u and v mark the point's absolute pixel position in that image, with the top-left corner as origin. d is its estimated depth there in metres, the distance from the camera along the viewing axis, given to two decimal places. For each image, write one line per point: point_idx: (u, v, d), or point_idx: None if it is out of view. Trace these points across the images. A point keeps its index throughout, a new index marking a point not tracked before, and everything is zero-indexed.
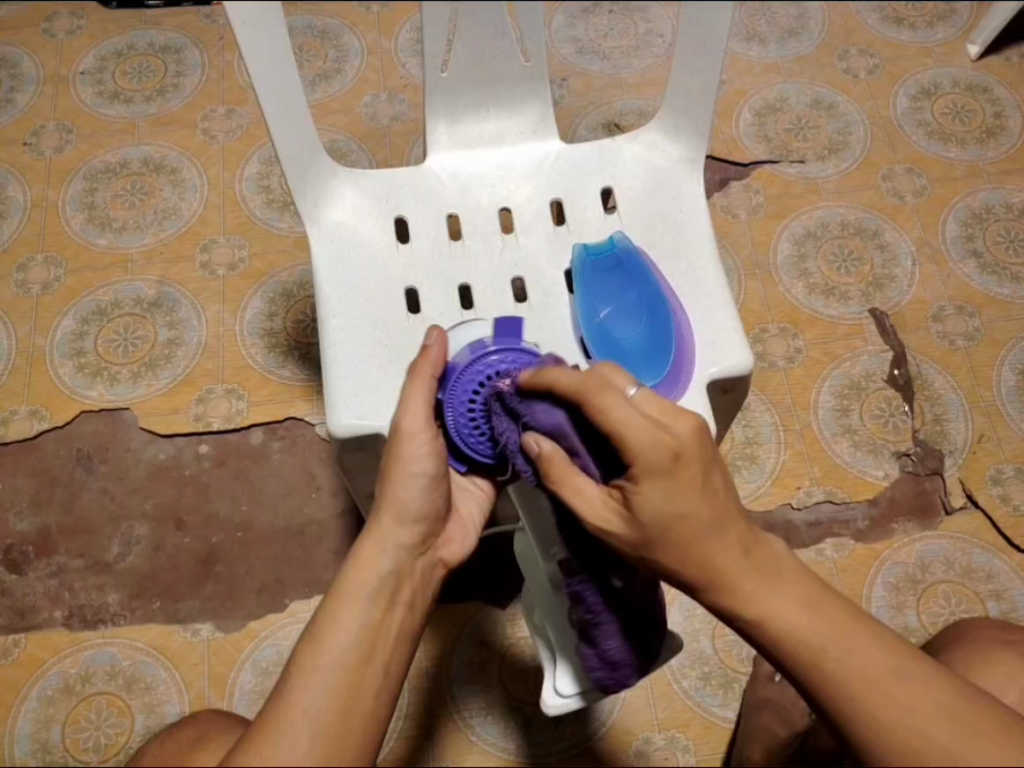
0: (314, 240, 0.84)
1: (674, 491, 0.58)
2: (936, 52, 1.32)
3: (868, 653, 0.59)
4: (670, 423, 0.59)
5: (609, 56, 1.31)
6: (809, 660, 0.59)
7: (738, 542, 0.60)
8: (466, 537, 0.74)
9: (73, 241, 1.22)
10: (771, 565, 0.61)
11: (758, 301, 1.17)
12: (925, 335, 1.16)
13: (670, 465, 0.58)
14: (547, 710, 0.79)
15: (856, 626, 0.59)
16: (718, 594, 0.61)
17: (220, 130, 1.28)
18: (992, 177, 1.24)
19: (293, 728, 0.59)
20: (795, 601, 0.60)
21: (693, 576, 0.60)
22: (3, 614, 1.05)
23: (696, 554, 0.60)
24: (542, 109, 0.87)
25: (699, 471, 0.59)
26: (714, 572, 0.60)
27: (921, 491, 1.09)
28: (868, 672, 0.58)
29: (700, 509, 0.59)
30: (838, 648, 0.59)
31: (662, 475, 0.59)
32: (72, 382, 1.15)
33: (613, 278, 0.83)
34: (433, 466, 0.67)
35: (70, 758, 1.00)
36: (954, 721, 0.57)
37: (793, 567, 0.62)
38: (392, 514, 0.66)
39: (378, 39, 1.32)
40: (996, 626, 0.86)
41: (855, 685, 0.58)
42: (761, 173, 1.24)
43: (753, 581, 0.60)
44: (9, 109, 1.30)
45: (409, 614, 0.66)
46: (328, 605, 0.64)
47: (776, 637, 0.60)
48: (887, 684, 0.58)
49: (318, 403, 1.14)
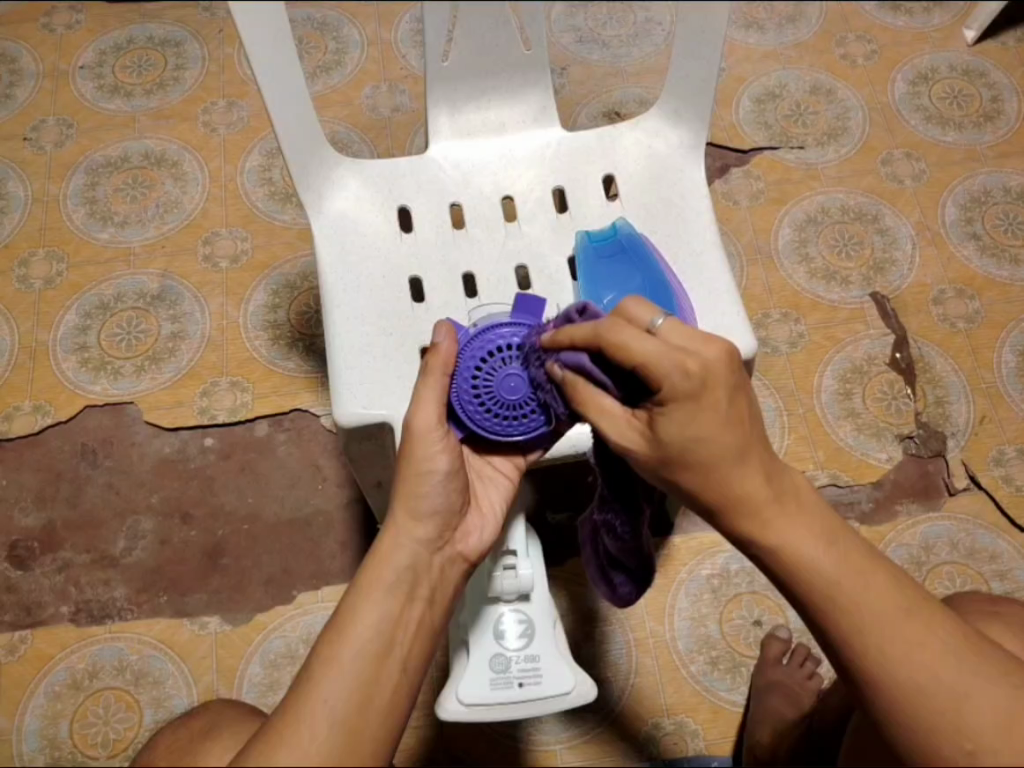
0: (318, 230, 0.84)
1: (692, 416, 0.55)
2: (933, 37, 1.33)
3: (883, 590, 0.57)
4: (696, 348, 0.55)
5: (608, 44, 1.31)
6: (826, 593, 0.57)
7: (762, 468, 0.56)
8: (486, 531, 0.72)
9: (75, 235, 1.22)
10: (795, 495, 0.57)
11: (760, 286, 1.18)
12: (925, 318, 1.16)
13: (696, 391, 0.55)
14: (443, 715, 0.79)
15: (875, 563, 0.57)
16: (735, 517, 0.57)
17: (221, 123, 1.28)
18: (990, 160, 1.25)
19: (312, 721, 0.57)
20: (814, 532, 0.57)
21: (712, 497, 0.57)
22: (10, 609, 1.05)
23: (717, 479, 0.56)
24: (543, 97, 0.87)
25: (726, 397, 0.55)
26: (733, 498, 0.56)
27: (924, 473, 1.09)
28: (884, 607, 0.57)
29: (725, 435, 0.55)
30: (856, 582, 0.57)
31: (688, 399, 0.55)
32: (76, 377, 1.15)
33: (617, 265, 0.82)
34: (446, 460, 0.67)
35: (79, 754, 1.00)
36: (959, 664, 0.57)
37: (810, 497, 0.58)
38: (407, 508, 0.66)
39: (377, 30, 1.32)
40: (983, 597, 0.86)
41: (867, 620, 0.57)
42: (761, 159, 1.25)
43: (774, 510, 0.56)
44: (9, 104, 1.29)
45: (428, 609, 0.65)
46: (350, 599, 0.64)
47: (793, 567, 0.57)
48: (899, 623, 0.57)
49: (323, 394, 1.14)
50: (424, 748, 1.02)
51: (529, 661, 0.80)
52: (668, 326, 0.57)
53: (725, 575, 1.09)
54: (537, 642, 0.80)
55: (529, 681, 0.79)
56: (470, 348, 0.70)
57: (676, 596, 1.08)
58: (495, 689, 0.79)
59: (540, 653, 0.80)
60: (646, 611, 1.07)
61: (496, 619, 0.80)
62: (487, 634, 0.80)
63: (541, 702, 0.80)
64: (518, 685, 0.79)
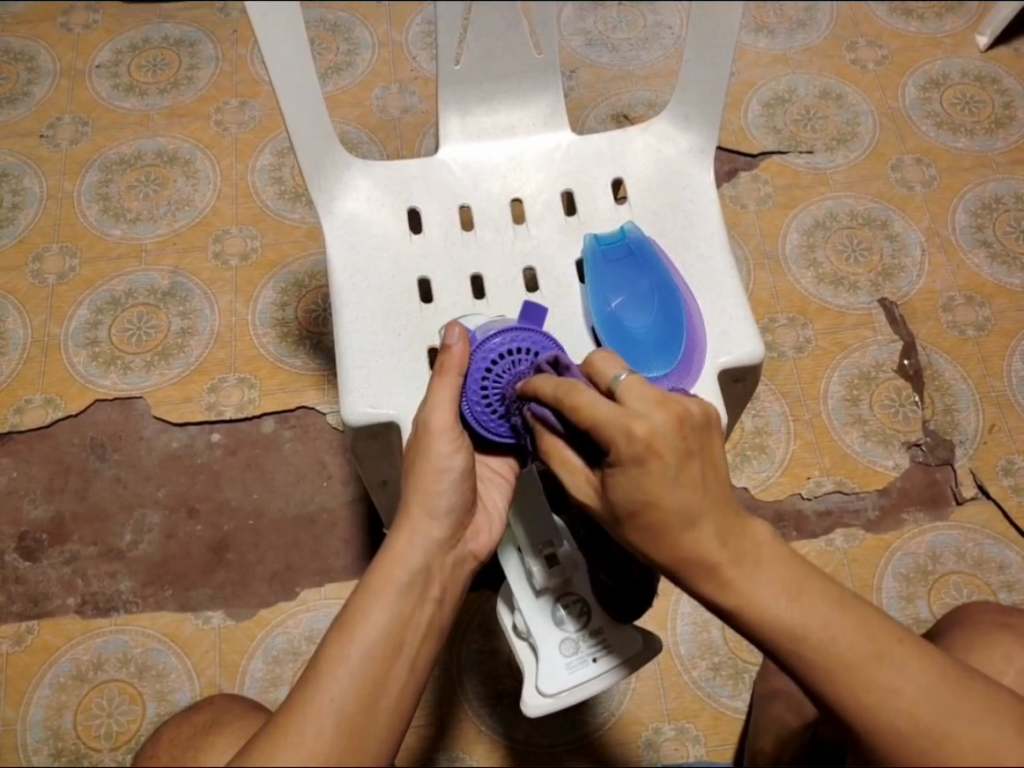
0: (328, 229, 0.84)
1: (642, 479, 0.55)
2: (945, 43, 1.33)
3: (851, 636, 0.56)
4: (649, 412, 0.55)
5: (618, 47, 1.31)
6: (793, 646, 0.56)
7: (716, 529, 0.56)
8: (495, 529, 0.73)
9: (88, 232, 1.23)
10: (753, 553, 0.56)
11: (767, 291, 1.18)
12: (934, 325, 1.16)
13: (641, 455, 0.55)
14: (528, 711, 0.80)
15: (842, 609, 0.56)
16: (696, 580, 0.57)
17: (233, 122, 1.29)
18: (1001, 167, 1.24)
19: (318, 721, 0.56)
20: (776, 586, 0.56)
21: (668, 560, 0.57)
22: (17, 600, 1.06)
23: (671, 545, 0.56)
24: (553, 100, 0.87)
25: (673, 463, 0.55)
26: (690, 560, 0.56)
27: (932, 482, 1.09)
28: (853, 656, 0.55)
29: (674, 499, 0.55)
30: (821, 632, 0.55)
31: (633, 463, 0.55)
32: (86, 371, 1.16)
33: (625, 268, 0.83)
34: (462, 460, 0.68)
35: (82, 745, 1.00)
36: (938, 704, 0.55)
37: (772, 546, 0.57)
38: (422, 506, 0.66)
39: (389, 31, 1.33)
40: (993, 608, 0.86)
41: (837, 669, 0.55)
42: (771, 164, 1.25)
43: (733, 569, 0.56)
44: (25, 101, 1.31)
45: (437, 609, 0.65)
46: (359, 598, 0.63)
47: (760, 625, 0.56)
48: (868, 670, 0.55)
49: (329, 392, 1.14)
50: (424, 748, 1.02)
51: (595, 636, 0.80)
52: (627, 386, 0.58)
53: None
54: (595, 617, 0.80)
55: (601, 653, 0.80)
56: (480, 351, 0.71)
57: (678, 601, 1.08)
58: (572, 671, 0.79)
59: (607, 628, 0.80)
60: (648, 615, 1.07)
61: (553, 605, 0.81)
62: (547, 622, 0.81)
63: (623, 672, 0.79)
64: (592, 660, 0.79)
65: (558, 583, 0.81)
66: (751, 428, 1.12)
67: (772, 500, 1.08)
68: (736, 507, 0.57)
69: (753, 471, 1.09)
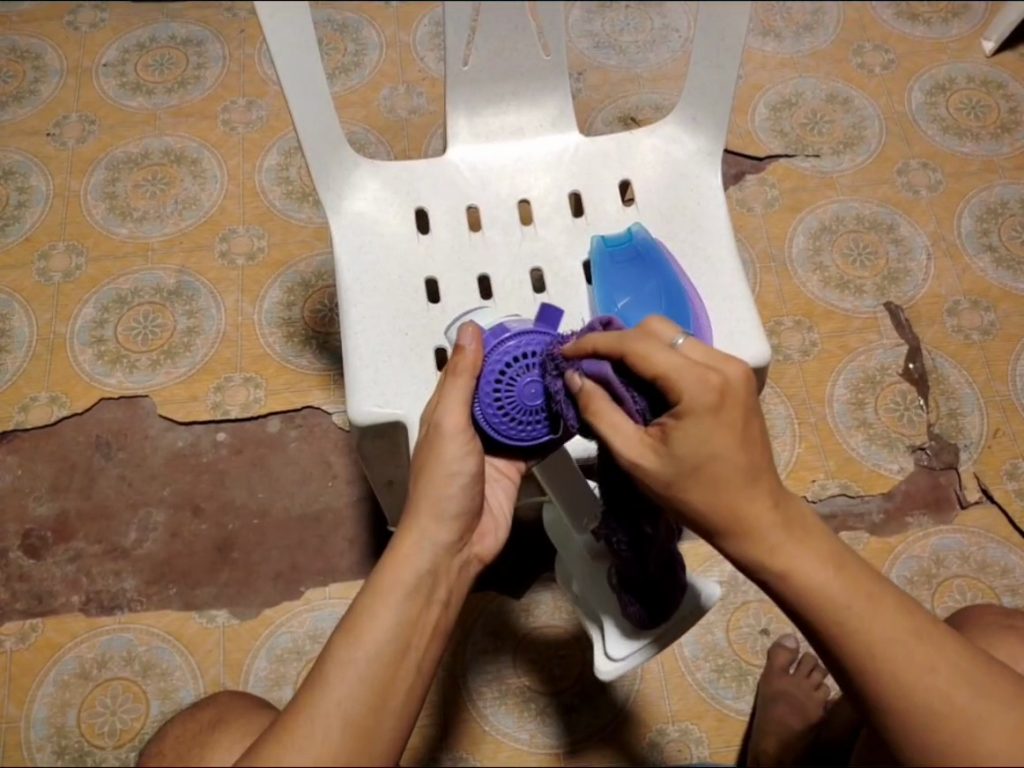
0: (335, 229, 0.84)
1: (707, 433, 0.58)
2: (951, 48, 1.33)
3: (887, 618, 0.60)
4: (718, 366, 0.58)
5: (625, 50, 1.32)
6: (830, 620, 0.60)
7: (769, 496, 0.60)
8: (498, 530, 0.74)
9: (95, 230, 1.23)
10: (800, 524, 0.61)
11: (773, 293, 1.18)
12: (940, 329, 1.16)
13: (710, 404, 0.57)
14: (601, 676, 0.81)
15: (877, 592, 0.61)
16: (745, 544, 0.60)
17: (240, 122, 1.29)
18: (1007, 172, 1.24)
19: (324, 724, 0.58)
20: (818, 559, 0.60)
21: (722, 524, 0.60)
22: (22, 598, 1.06)
23: (726, 502, 0.59)
24: (561, 102, 0.87)
25: (737, 419, 0.58)
26: (741, 521, 0.60)
27: (936, 485, 1.09)
28: (889, 636, 0.60)
29: (735, 457, 0.58)
30: (860, 608, 0.60)
31: (698, 416, 0.57)
32: (92, 369, 1.16)
33: (632, 269, 0.82)
34: (473, 464, 0.67)
35: (86, 743, 1.00)
36: (966, 688, 0.60)
37: (816, 526, 0.62)
38: (430, 509, 0.65)
39: (396, 32, 1.33)
40: (998, 612, 0.86)
41: (872, 647, 0.60)
42: (777, 167, 1.25)
43: (782, 536, 0.60)
44: (33, 100, 1.31)
45: (444, 611, 0.65)
46: (366, 598, 0.63)
47: (802, 593, 0.60)
48: (907, 648, 0.60)
49: (335, 392, 1.14)
50: (428, 747, 1.02)
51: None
52: (688, 344, 0.60)
53: (733, 582, 1.09)
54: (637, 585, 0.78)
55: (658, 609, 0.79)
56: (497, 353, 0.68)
57: None
58: (636, 632, 0.80)
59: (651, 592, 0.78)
60: None
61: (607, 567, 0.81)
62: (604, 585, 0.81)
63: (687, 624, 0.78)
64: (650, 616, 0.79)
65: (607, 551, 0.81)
66: None
67: None
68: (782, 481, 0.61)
69: None
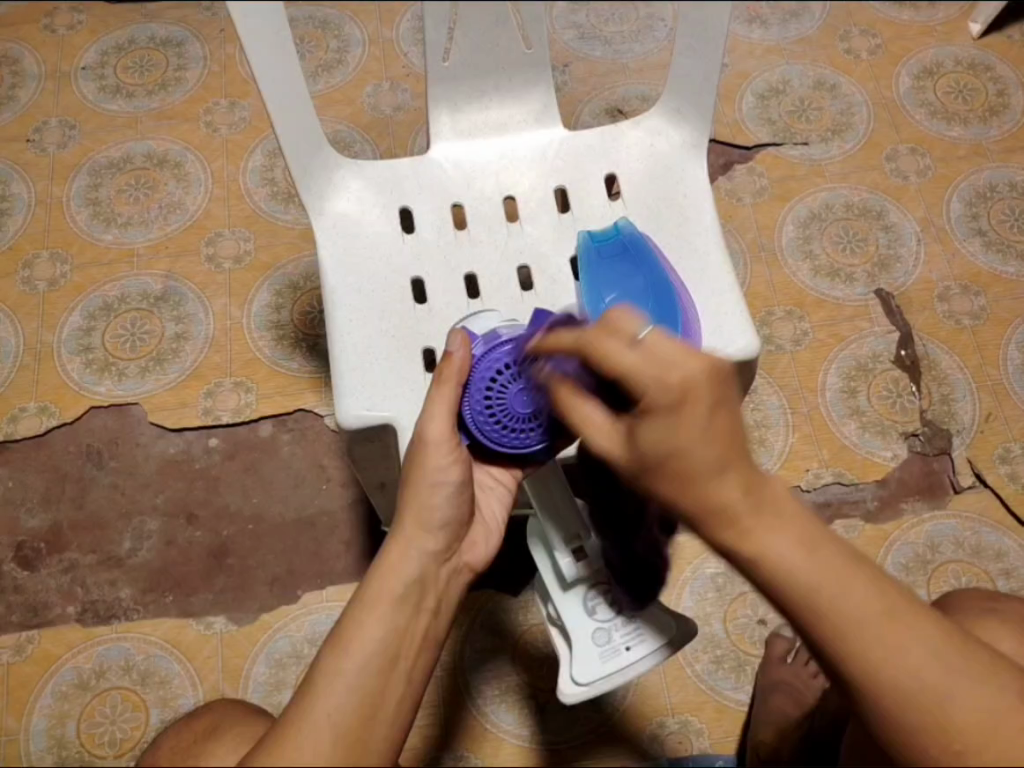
0: (319, 231, 0.83)
1: (676, 427, 0.54)
2: (938, 31, 1.32)
3: (863, 596, 0.55)
4: (678, 361, 0.55)
5: (610, 41, 1.30)
6: (805, 601, 0.55)
7: (740, 479, 0.55)
8: (490, 540, 0.74)
9: (79, 237, 1.22)
10: (772, 502, 0.56)
11: (764, 284, 1.17)
12: (931, 315, 1.16)
13: (677, 403, 0.54)
14: (564, 698, 0.79)
15: (852, 567, 0.56)
16: (715, 528, 0.56)
17: (223, 123, 1.28)
18: (996, 155, 1.24)
19: (314, 733, 0.57)
20: (795, 540, 0.55)
21: (693, 507, 0.56)
22: (17, 610, 1.05)
23: (698, 492, 0.55)
24: (544, 97, 0.86)
25: (706, 409, 0.54)
26: (710, 508, 0.55)
27: (929, 471, 1.09)
28: (862, 617, 0.55)
29: (703, 450, 0.54)
30: (833, 593, 0.55)
31: (667, 412, 0.55)
32: (81, 378, 1.15)
33: (619, 265, 0.82)
34: (457, 473, 0.68)
35: (86, 754, 1.00)
36: (940, 658, 0.56)
37: (791, 504, 0.56)
38: (417, 519, 0.67)
39: (379, 28, 1.32)
40: (980, 595, 0.86)
41: (848, 626, 0.55)
42: (765, 156, 1.24)
43: (752, 519, 0.55)
44: (11, 105, 1.30)
45: (433, 620, 0.66)
46: (353, 609, 0.63)
47: (776, 577, 0.55)
48: (880, 628, 0.55)
49: (326, 394, 1.14)
50: (430, 746, 1.02)
51: (630, 624, 0.78)
52: (654, 335, 0.56)
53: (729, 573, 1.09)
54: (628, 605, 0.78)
55: (636, 642, 0.77)
56: (487, 359, 0.71)
57: (680, 595, 1.08)
58: (606, 662, 0.77)
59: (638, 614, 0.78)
60: None
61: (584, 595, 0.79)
62: (580, 612, 0.79)
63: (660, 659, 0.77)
64: (626, 649, 0.77)
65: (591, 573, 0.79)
66: (750, 423, 1.12)
67: None
68: (759, 464, 0.56)
69: None
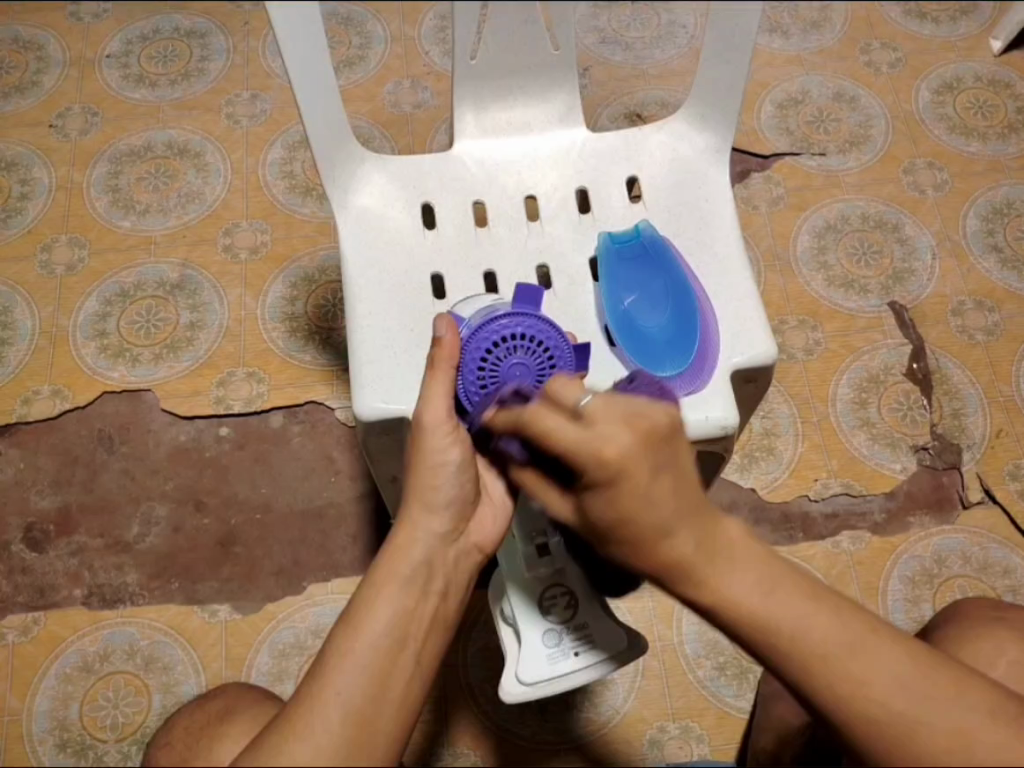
0: (341, 224, 0.84)
1: (619, 499, 0.58)
2: (959, 47, 1.33)
3: (822, 629, 0.57)
4: (612, 433, 0.58)
5: (632, 46, 1.31)
6: (760, 637, 0.58)
7: (691, 531, 0.59)
8: (498, 518, 0.73)
9: (97, 223, 1.23)
10: (725, 548, 0.60)
11: (778, 292, 1.18)
12: (944, 330, 1.16)
13: (612, 478, 0.58)
14: (505, 696, 0.81)
15: (810, 600, 0.58)
16: (678, 581, 0.60)
17: (243, 115, 1.29)
18: (1013, 172, 1.24)
19: (325, 710, 0.57)
20: (749, 581, 0.59)
21: (649, 566, 0.61)
22: (24, 591, 1.06)
23: (650, 552, 0.60)
24: (569, 98, 0.86)
25: (646, 476, 0.57)
26: (667, 563, 0.60)
27: (938, 486, 1.09)
28: (823, 649, 0.57)
29: (651, 514, 0.58)
30: (790, 624, 0.57)
31: (607, 486, 0.58)
32: (95, 363, 1.16)
33: (638, 267, 0.83)
34: (458, 453, 0.68)
35: (88, 736, 1.00)
36: (910, 690, 0.56)
37: (744, 545, 0.60)
38: (421, 502, 0.67)
39: (401, 26, 1.33)
40: (987, 602, 0.86)
41: (807, 656, 0.57)
42: (783, 165, 1.25)
43: (704, 565, 0.59)
44: (34, 91, 1.31)
45: (442, 602, 0.66)
46: (366, 591, 0.64)
47: (734, 618, 0.59)
48: (841, 659, 0.56)
49: (339, 388, 1.14)
50: (429, 743, 1.02)
51: (580, 631, 0.81)
52: (594, 406, 0.59)
53: None
54: (583, 609, 0.82)
55: (584, 649, 0.81)
56: (475, 341, 0.71)
57: None
58: (552, 664, 0.81)
59: (590, 622, 0.82)
60: (655, 613, 1.07)
61: (541, 595, 0.82)
62: (534, 611, 0.82)
63: (605, 671, 0.81)
64: (574, 654, 0.81)
65: (549, 573, 0.82)
66: (759, 430, 1.12)
67: (779, 503, 1.08)
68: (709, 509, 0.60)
69: (760, 473, 1.10)
